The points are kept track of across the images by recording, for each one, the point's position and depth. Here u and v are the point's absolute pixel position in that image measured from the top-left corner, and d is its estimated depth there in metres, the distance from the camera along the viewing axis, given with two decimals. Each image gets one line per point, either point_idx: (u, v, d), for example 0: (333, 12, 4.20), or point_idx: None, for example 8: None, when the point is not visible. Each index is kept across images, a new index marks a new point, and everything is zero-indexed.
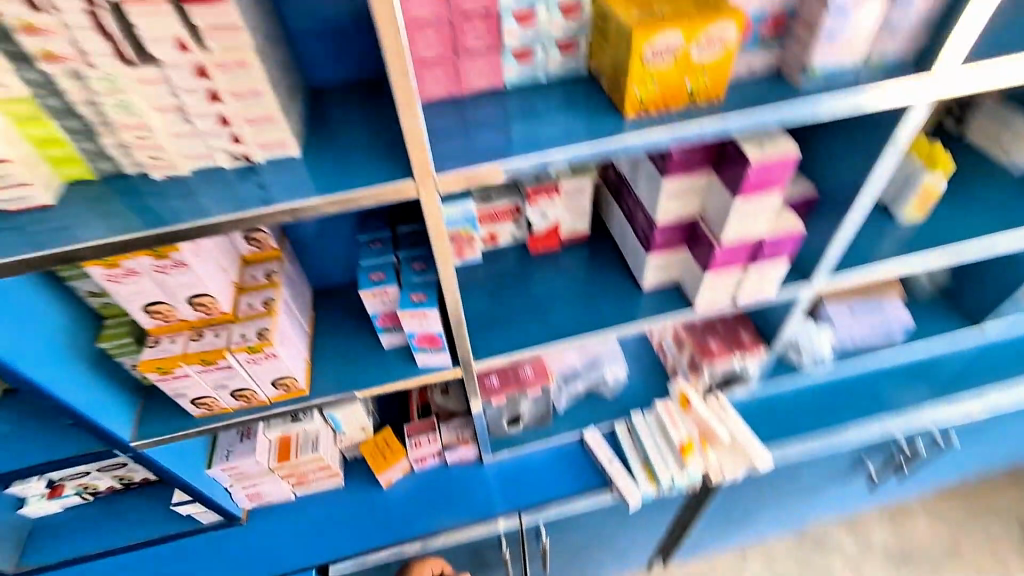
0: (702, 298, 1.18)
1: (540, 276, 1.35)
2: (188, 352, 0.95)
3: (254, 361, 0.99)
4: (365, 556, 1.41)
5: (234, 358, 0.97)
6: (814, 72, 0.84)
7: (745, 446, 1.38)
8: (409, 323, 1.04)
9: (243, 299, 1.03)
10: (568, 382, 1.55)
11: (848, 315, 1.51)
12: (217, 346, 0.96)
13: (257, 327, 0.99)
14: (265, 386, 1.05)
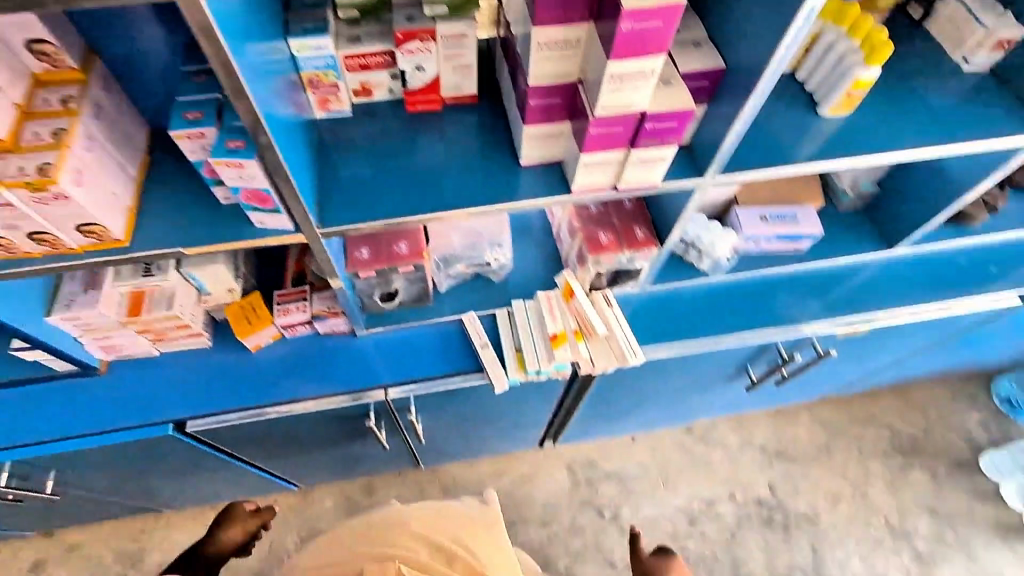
0: (579, 182, 1.05)
1: (424, 144, 1.18)
2: None
3: (42, 202, 0.88)
4: (221, 417, 1.34)
5: (12, 194, 0.86)
6: None
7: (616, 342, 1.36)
8: (231, 175, 0.89)
9: (29, 127, 0.88)
10: (449, 266, 1.42)
11: (757, 220, 1.48)
12: None
13: (40, 161, 0.85)
14: (69, 232, 0.94)
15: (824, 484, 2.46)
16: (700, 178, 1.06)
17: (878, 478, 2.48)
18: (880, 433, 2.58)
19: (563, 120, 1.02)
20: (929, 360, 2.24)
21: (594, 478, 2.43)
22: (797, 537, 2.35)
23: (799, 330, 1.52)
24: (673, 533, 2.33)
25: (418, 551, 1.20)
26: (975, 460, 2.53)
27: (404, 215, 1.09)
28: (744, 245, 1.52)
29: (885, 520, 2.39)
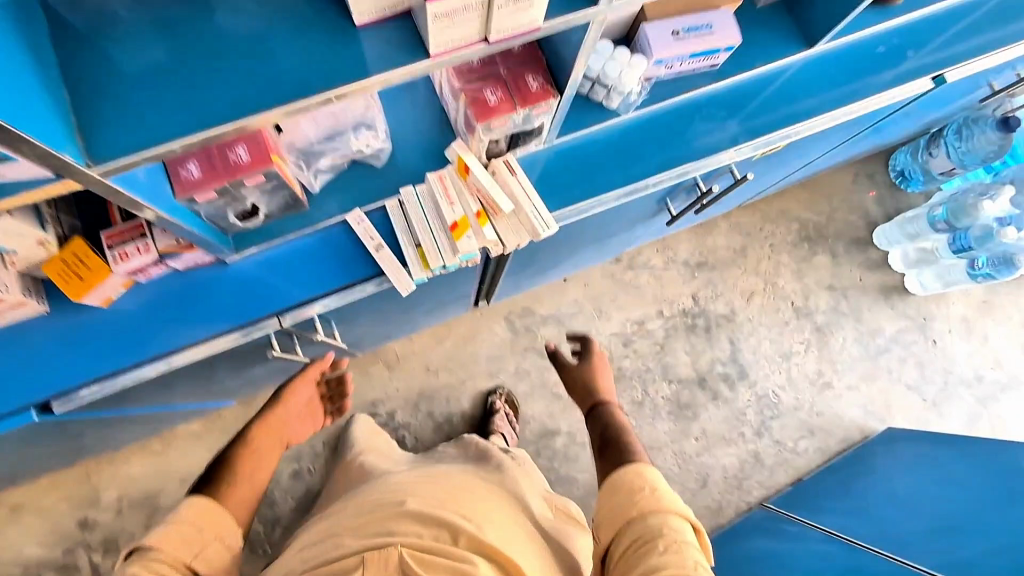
0: (437, 40, 0.78)
1: (218, 10, 0.83)
2: None
3: None
4: (103, 386, 1.19)
5: None
6: None
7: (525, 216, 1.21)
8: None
9: None
10: (313, 163, 1.13)
11: (669, 37, 1.26)
12: None
13: None
14: None
15: (741, 284, 2.64)
16: (594, 7, 0.83)
17: (788, 269, 2.68)
18: (790, 228, 2.72)
19: None
20: (840, 152, 2.25)
21: (532, 325, 2.49)
22: (718, 336, 2.58)
23: (717, 160, 1.41)
24: (611, 357, 2.50)
25: (418, 531, 1.02)
26: (869, 236, 2.75)
27: (215, 125, 0.79)
28: (655, 71, 1.32)
29: (793, 305, 2.65)
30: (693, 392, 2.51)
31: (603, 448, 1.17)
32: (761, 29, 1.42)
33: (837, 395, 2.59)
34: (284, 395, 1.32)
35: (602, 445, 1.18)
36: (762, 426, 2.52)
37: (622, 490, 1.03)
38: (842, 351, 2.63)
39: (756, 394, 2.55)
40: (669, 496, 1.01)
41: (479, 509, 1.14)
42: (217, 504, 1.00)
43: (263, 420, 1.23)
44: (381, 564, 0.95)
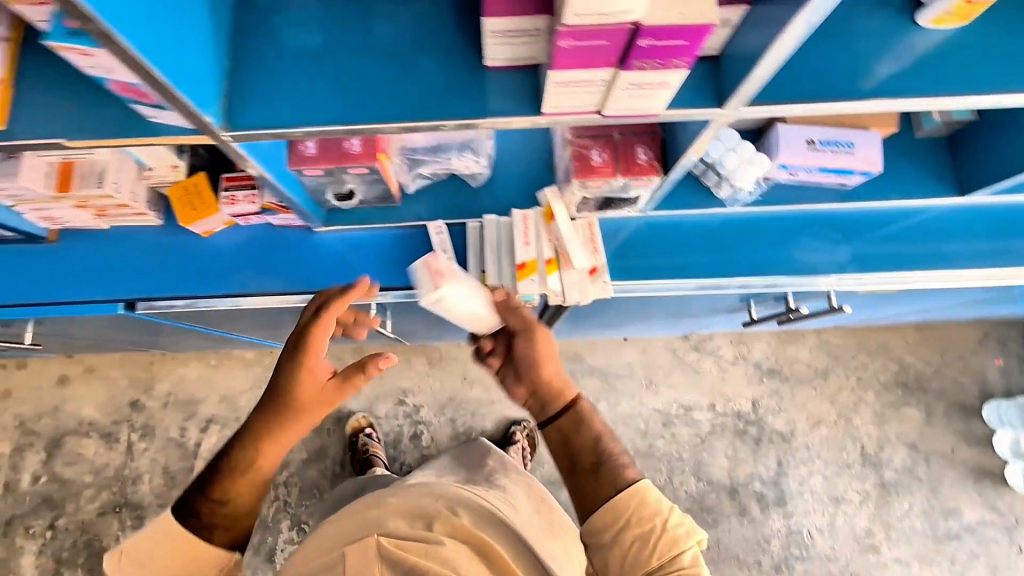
0: (553, 104, 0.80)
1: (374, 23, 0.92)
2: None
3: None
4: (175, 304, 1.31)
5: None
6: None
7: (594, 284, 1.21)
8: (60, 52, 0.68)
9: None
10: (416, 168, 1.21)
11: (801, 144, 1.19)
12: None
13: None
14: None
15: (810, 407, 2.43)
16: (719, 108, 0.81)
17: (869, 410, 2.43)
18: (885, 367, 2.47)
19: (538, 16, 0.73)
20: (969, 310, 2.01)
21: (577, 372, 2.46)
22: (767, 452, 2.38)
23: (813, 283, 1.31)
24: (646, 431, 2.39)
25: (397, 525, 0.97)
26: (978, 406, 2.43)
27: (336, 120, 0.87)
28: (776, 174, 1.26)
29: (862, 449, 2.39)
30: (721, 498, 2.33)
31: (581, 450, 0.89)
32: (907, 164, 1.31)
33: (881, 563, 2.29)
34: (309, 360, 0.93)
35: (581, 450, 0.89)
36: (783, 563, 2.28)
37: (630, 521, 0.81)
38: (903, 519, 2.33)
39: (789, 527, 2.32)
40: (680, 523, 0.82)
41: (469, 504, 1.07)
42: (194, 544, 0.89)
43: (264, 455, 0.93)
44: (362, 554, 0.89)
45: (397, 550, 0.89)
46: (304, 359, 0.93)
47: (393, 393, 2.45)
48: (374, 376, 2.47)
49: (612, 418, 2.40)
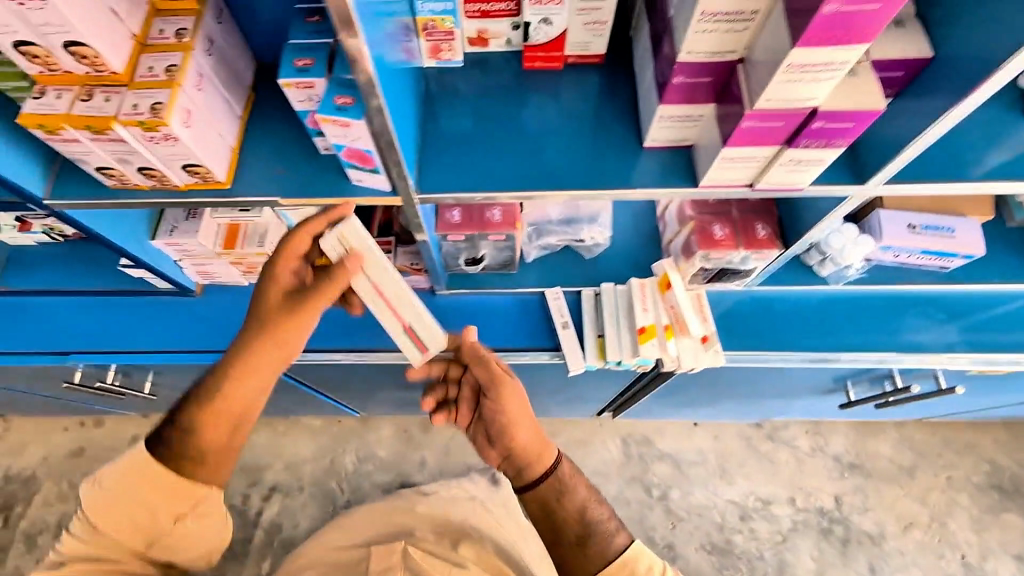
0: (711, 178, 0.91)
1: (538, 111, 1.07)
2: (83, 113, 0.82)
3: (154, 141, 0.86)
4: (306, 355, 1.41)
5: (130, 132, 0.84)
6: None
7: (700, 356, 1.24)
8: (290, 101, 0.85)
9: (144, 63, 0.86)
10: (541, 238, 1.32)
11: (904, 228, 1.27)
12: (103, 113, 0.82)
13: (152, 101, 0.83)
14: (177, 171, 0.94)
15: (899, 508, 2.28)
16: (859, 185, 0.90)
17: (965, 514, 2.27)
18: (977, 467, 2.34)
19: (705, 103, 0.86)
20: None
21: (647, 456, 2.39)
22: (857, 556, 2.21)
23: (925, 359, 1.33)
24: (722, 525, 2.27)
25: (427, 542, 1.15)
26: None
27: (508, 189, 1.00)
28: (879, 255, 1.33)
29: (962, 558, 2.20)
30: None
31: (568, 508, 0.95)
32: (1006, 250, 1.36)
33: None
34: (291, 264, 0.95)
35: (567, 509, 0.95)
36: None
37: None
38: None
39: None
40: None
41: (487, 536, 1.25)
42: (173, 473, 0.86)
43: (241, 374, 0.91)
44: (386, 557, 1.06)
45: (420, 562, 1.05)
46: (280, 261, 0.95)
47: (459, 470, 2.40)
48: (440, 451, 2.44)
49: (685, 508, 2.29)
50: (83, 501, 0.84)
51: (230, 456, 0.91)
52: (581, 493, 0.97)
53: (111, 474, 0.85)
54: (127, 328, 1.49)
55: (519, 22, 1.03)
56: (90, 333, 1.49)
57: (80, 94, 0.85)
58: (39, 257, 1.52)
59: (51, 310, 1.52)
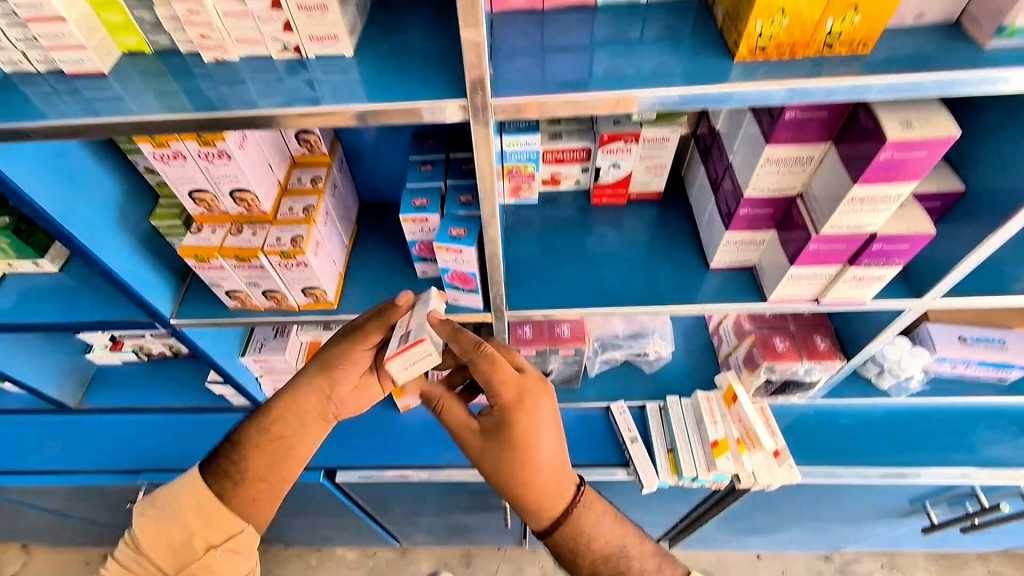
0: (779, 293, 1.00)
1: (606, 238, 1.21)
2: (234, 244, 0.96)
3: (287, 267, 0.99)
4: (372, 473, 1.41)
5: (268, 260, 0.98)
6: (1012, 31, 0.63)
7: (770, 474, 1.22)
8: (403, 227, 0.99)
9: (284, 203, 1.02)
10: (605, 352, 1.42)
11: (956, 340, 1.31)
12: (252, 244, 0.96)
13: (292, 234, 0.97)
14: (296, 291, 1.07)
15: None
16: (917, 298, 0.98)
17: None
18: None
19: (767, 229, 0.98)
20: None
21: None
22: None
23: (1009, 475, 1.30)
24: None
25: None
26: None
27: (586, 305, 1.09)
28: (937, 366, 1.36)
29: None
30: None
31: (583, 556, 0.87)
32: None
33: None
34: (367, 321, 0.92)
35: (582, 557, 0.87)
36: None
37: None
38: None
39: None
40: None
41: None
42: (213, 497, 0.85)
43: (283, 407, 0.92)
44: None
45: None
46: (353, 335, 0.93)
47: None
48: None
49: None
50: (135, 514, 0.85)
51: (265, 492, 0.87)
52: (603, 530, 0.89)
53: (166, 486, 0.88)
54: (197, 445, 1.53)
55: (587, 165, 1.21)
56: (161, 449, 1.53)
57: (229, 229, 1.00)
58: (125, 375, 1.61)
59: (128, 427, 1.57)
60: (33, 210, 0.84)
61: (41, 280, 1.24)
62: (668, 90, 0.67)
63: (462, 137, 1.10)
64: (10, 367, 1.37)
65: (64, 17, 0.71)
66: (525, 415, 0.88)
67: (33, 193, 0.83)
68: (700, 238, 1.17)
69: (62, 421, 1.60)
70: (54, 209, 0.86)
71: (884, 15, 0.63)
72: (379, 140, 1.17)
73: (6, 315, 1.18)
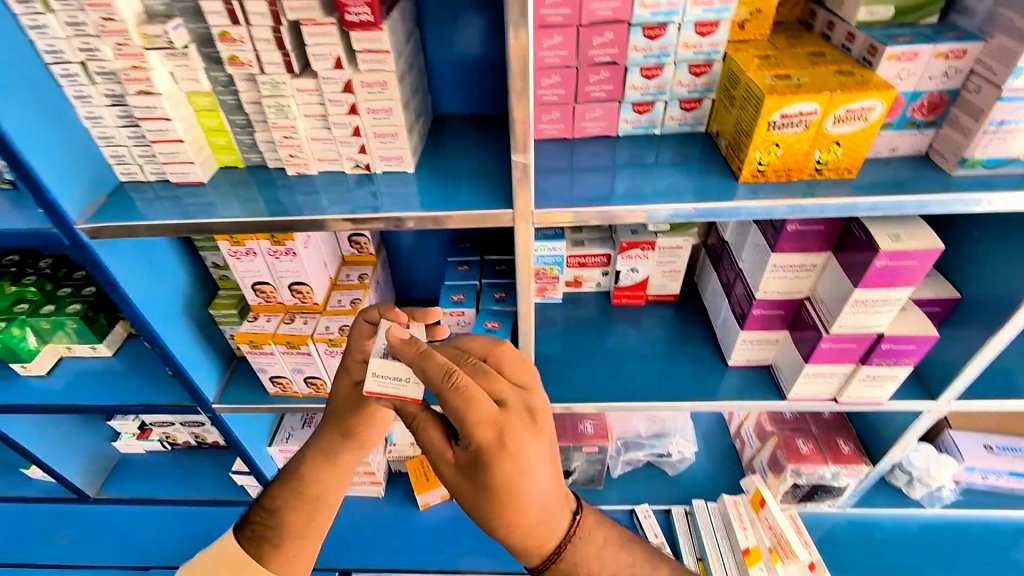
0: (797, 391, 1.04)
1: (627, 335, 1.27)
2: (287, 332, 1.05)
3: (331, 353, 1.07)
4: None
5: (315, 347, 1.06)
6: (973, 162, 0.74)
7: None
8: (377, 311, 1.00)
9: (333, 296, 1.12)
10: (628, 452, 1.42)
11: (981, 448, 1.31)
12: (303, 332, 1.05)
13: (340, 324, 1.06)
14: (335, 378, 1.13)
15: None
16: (932, 401, 1.01)
17: None
18: None
19: (780, 329, 1.05)
20: None
21: None
22: None
23: None
24: None
25: None
26: None
27: (609, 400, 1.13)
28: (967, 476, 1.33)
29: None
30: None
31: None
32: None
33: None
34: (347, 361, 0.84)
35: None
36: None
37: None
38: None
39: None
40: None
41: None
42: (254, 562, 0.85)
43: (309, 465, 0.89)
44: None
45: None
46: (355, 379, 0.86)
47: None
48: None
49: None
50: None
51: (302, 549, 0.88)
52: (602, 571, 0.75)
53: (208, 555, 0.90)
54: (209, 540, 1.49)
55: (607, 269, 1.30)
56: (173, 544, 1.50)
57: (282, 318, 1.10)
58: (147, 464, 1.62)
59: (141, 520, 1.55)
60: (120, 296, 0.95)
61: (95, 364, 1.31)
62: (684, 204, 0.79)
63: (495, 241, 1.22)
64: (42, 451, 1.40)
65: (182, 140, 0.87)
66: (512, 466, 0.65)
67: (120, 281, 0.94)
68: (716, 338, 1.24)
69: (77, 511, 1.58)
70: (135, 296, 0.97)
71: (865, 148, 0.75)
72: (419, 243, 1.30)
73: (55, 397, 1.24)
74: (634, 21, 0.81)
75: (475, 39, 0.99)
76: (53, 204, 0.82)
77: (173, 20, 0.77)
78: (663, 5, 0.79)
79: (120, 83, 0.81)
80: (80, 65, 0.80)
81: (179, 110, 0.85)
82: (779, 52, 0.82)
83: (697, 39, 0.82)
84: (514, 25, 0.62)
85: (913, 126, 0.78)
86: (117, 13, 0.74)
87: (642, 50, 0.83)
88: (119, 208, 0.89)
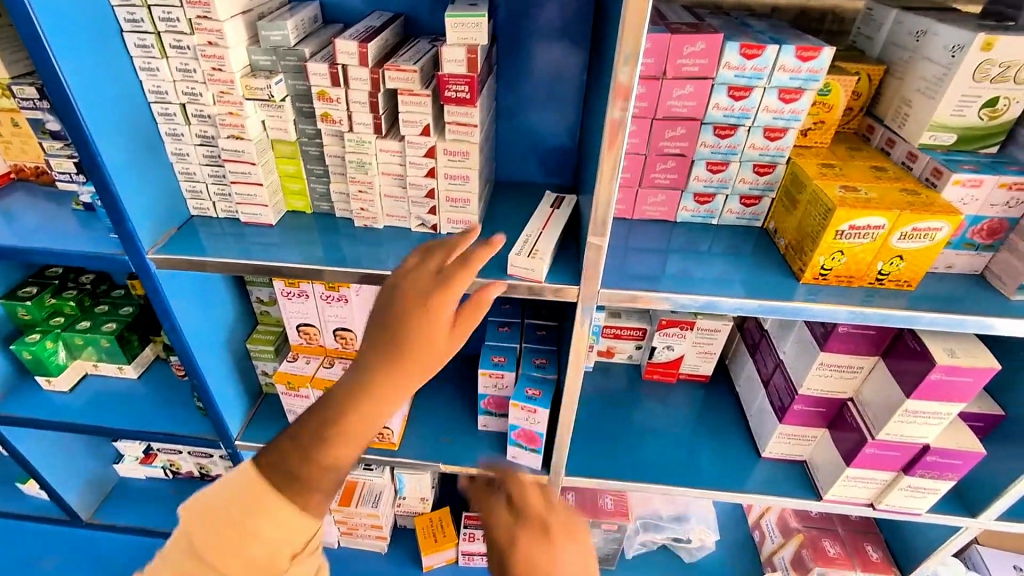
0: (834, 492, 1.02)
1: (657, 412, 1.26)
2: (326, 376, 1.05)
3: None
4: None
5: None
6: None
7: None
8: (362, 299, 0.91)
9: None
10: (645, 533, 1.37)
11: (1010, 568, 1.26)
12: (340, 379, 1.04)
13: None
14: None
15: None
16: (973, 518, 0.99)
17: None
18: None
19: (819, 427, 1.04)
20: None
21: None
22: None
23: None
24: None
25: None
26: None
27: (639, 481, 1.11)
28: None
29: None
30: None
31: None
32: None
33: None
34: (419, 306, 0.56)
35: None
36: None
37: None
38: None
39: None
40: None
41: None
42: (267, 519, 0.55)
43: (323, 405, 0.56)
44: None
45: None
46: (421, 303, 0.56)
47: None
48: None
49: None
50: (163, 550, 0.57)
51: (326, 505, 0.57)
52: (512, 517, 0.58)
53: (196, 528, 0.55)
54: None
55: (641, 343, 1.31)
56: None
57: (322, 361, 1.10)
58: (144, 492, 1.57)
59: (130, 551, 1.48)
60: (171, 325, 0.95)
61: (118, 384, 1.30)
62: (745, 298, 0.80)
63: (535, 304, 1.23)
64: (45, 467, 1.36)
65: (262, 184, 0.90)
66: (408, 367, 0.55)
67: (173, 310, 0.94)
68: (748, 425, 1.22)
69: (65, 534, 1.52)
70: (186, 326, 0.97)
71: (927, 265, 0.77)
72: None
73: (73, 414, 1.22)
74: (707, 121, 0.85)
75: (544, 114, 1.03)
76: (130, 233, 0.84)
77: (276, 76, 0.82)
78: (737, 109, 0.83)
79: (214, 126, 0.85)
80: (180, 106, 0.84)
81: (263, 156, 0.88)
82: (843, 163, 0.85)
83: (765, 142, 0.86)
84: (613, 121, 0.66)
85: (972, 247, 0.81)
86: (228, 65, 0.79)
87: (711, 147, 0.87)
88: (187, 242, 0.91)
